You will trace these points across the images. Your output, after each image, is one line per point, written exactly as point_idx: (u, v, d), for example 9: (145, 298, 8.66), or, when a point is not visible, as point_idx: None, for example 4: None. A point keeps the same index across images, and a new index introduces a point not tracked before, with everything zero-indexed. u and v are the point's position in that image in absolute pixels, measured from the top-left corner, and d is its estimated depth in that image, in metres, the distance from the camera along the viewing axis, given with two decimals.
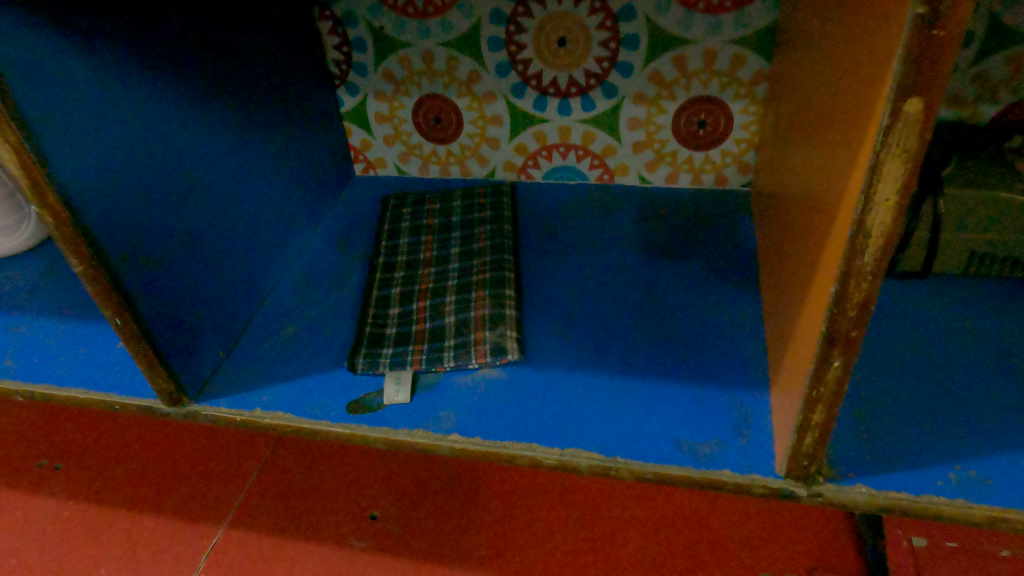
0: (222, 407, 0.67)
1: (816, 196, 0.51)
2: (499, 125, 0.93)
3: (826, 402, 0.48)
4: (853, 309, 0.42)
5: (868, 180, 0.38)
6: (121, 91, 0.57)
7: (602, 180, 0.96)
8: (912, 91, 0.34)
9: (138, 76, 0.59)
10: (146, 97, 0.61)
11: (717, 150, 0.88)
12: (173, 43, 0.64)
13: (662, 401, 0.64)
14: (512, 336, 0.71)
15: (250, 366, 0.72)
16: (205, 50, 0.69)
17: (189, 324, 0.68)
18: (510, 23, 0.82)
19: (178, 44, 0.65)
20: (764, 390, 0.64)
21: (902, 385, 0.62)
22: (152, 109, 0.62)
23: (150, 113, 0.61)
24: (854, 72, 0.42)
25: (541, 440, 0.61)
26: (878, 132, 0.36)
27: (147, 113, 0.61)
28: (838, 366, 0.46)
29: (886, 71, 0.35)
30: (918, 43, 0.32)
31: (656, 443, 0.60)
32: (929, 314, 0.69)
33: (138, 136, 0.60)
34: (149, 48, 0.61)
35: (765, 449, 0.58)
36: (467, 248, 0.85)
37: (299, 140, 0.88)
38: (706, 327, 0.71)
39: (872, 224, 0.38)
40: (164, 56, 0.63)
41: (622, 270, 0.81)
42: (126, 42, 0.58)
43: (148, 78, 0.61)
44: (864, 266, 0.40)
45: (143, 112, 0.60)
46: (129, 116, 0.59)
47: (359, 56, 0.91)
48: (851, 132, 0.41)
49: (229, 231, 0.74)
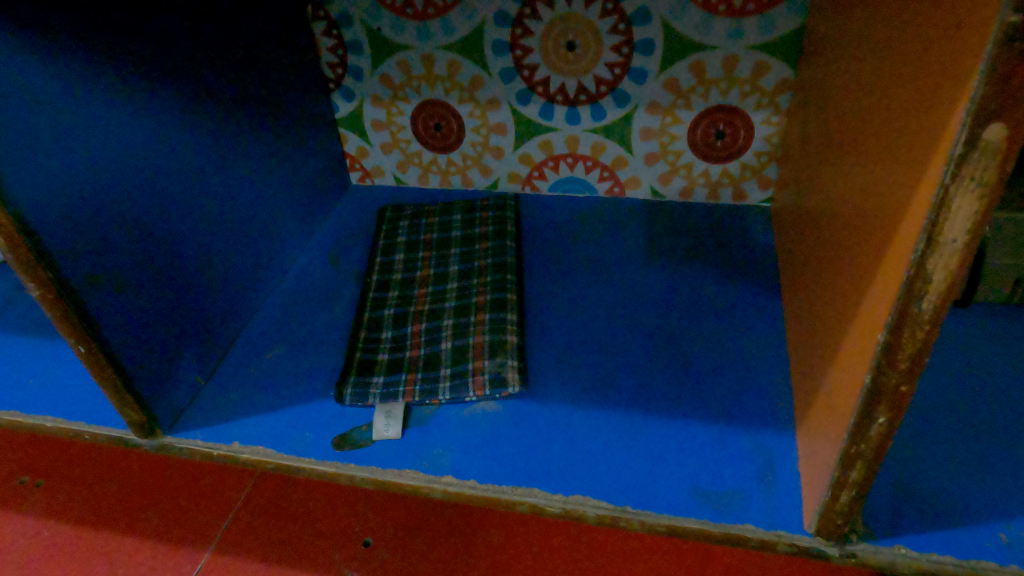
0: (197, 440, 0.62)
1: (857, 226, 0.46)
2: (503, 133, 0.87)
3: (867, 460, 0.42)
4: (904, 361, 0.37)
5: (931, 216, 0.32)
6: (86, 96, 0.52)
7: (611, 193, 0.90)
8: (994, 116, 0.28)
9: (106, 80, 0.54)
10: (115, 104, 0.55)
11: (735, 163, 0.82)
12: (147, 44, 0.59)
13: (677, 442, 0.58)
14: (513, 365, 0.65)
15: (231, 394, 0.67)
16: (184, 52, 0.64)
17: (164, 350, 0.63)
18: (516, 25, 0.77)
19: (153, 45, 0.59)
20: (789, 431, 0.58)
21: (943, 430, 0.56)
22: (123, 117, 0.56)
23: (120, 121, 0.56)
24: (914, 88, 0.36)
25: (543, 484, 0.55)
26: (947, 161, 0.30)
27: (117, 122, 0.56)
28: (883, 423, 0.40)
29: (958, 90, 0.30)
30: (1005, 58, 0.27)
31: (671, 491, 0.54)
32: (970, 347, 0.63)
33: (107, 148, 0.55)
34: (120, 50, 0.55)
35: (792, 502, 0.52)
36: (467, 266, 0.79)
37: (289, 148, 0.82)
38: (723, 358, 0.66)
39: (935, 267, 0.33)
40: (138, 58, 0.58)
41: (632, 292, 0.75)
42: (92, 42, 0.52)
43: (119, 83, 0.55)
44: (921, 314, 0.35)
45: (112, 120, 0.55)
46: (96, 125, 0.54)
47: (355, 59, 0.86)
48: (908, 157, 0.36)
49: (210, 247, 0.69)
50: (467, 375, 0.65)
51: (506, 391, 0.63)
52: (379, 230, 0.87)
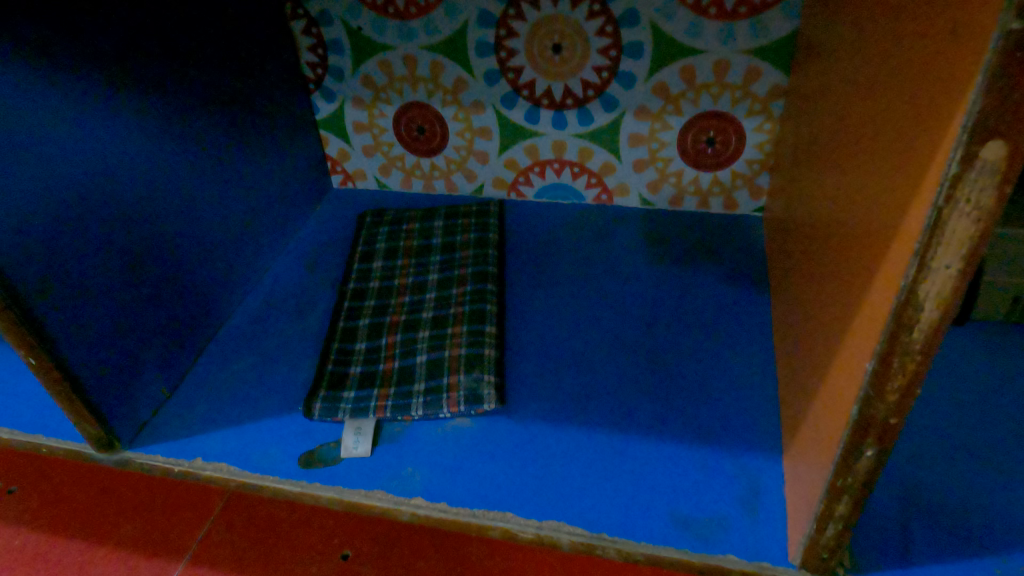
0: (158, 455, 0.59)
1: (848, 244, 0.43)
2: (488, 137, 0.84)
3: (853, 494, 0.40)
4: (894, 393, 0.34)
5: (923, 239, 0.29)
6: (42, 97, 0.49)
7: (599, 200, 0.88)
8: (994, 133, 0.25)
9: (64, 80, 0.51)
10: (76, 105, 0.53)
11: (726, 172, 0.80)
12: (111, 43, 0.56)
13: (657, 464, 0.56)
14: (490, 381, 0.63)
15: (196, 407, 0.64)
16: (152, 50, 0.61)
17: (124, 361, 0.60)
18: (500, 26, 0.74)
19: (117, 44, 0.57)
20: (776, 455, 0.55)
21: (937, 454, 0.54)
22: (84, 118, 0.54)
23: (81, 122, 0.53)
24: (910, 98, 0.33)
25: (517, 508, 0.53)
26: (941, 180, 0.28)
27: (77, 124, 0.53)
28: (871, 456, 0.37)
29: (955, 103, 0.27)
30: (1004, 71, 0.24)
31: (650, 517, 0.52)
32: (966, 366, 0.61)
33: (65, 151, 0.52)
34: (80, 48, 0.53)
35: (777, 531, 0.50)
36: (446, 276, 0.77)
37: (265, 151, 0.80)
38: (709, 375, 0.63)
39: (927, 294, 0.30)
40: (101, 58, 0.55)
41: (616, 304, 0.72)
42: (48, 40, 0.50)
43: (78, 83, 0.53)
44: (912, 344, 0.32)
45: (72, 122, 0.53)
46: (53, 127, 0.51)
47: (336, 59, 0.83)
48: (902, 172, 0.33)
49: (177, 253, 0.66)
50: (441, 390, 0.62)
51: (481, 408, 0.60)
52: (358, 236, 0.84)
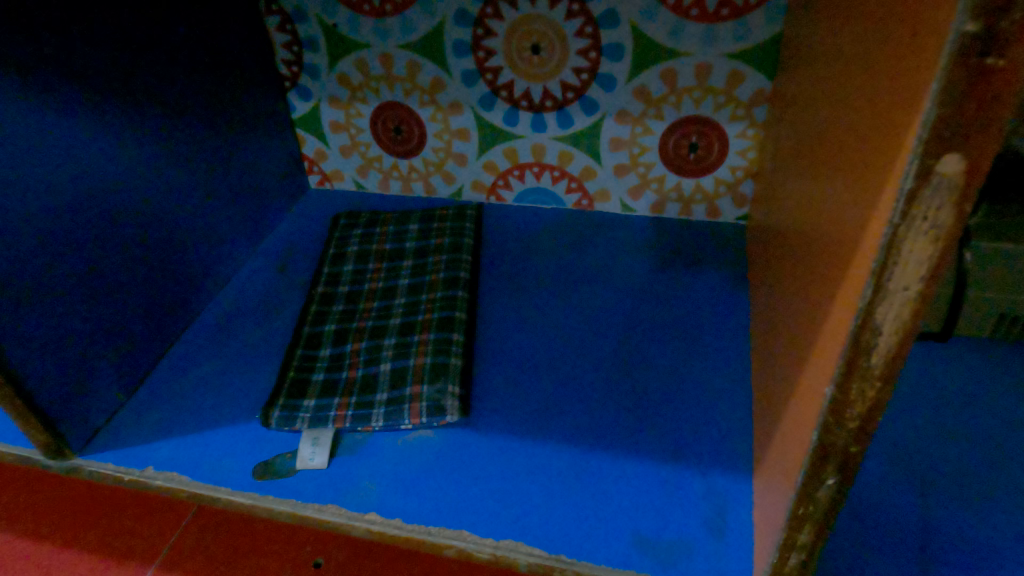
0: (109, 463, 0.57)
1: (816, 260, 0.41)
2: (466, 139, 0.82)
3: (816, 523, 0.37)
4: (853, 421, 0.32)
5: (879, 259, 0.27)
6: None
7: (580, 206, 0.86)
8: (950, 147, 0.23)
9: (16, 75, 0.49)
10: (29, 103, 0.51)
11: (709, 178, 0.77)
12: (71, 39, 0.54)
13: (622, 483, 0.53)
14: (454, 392, 0.61)
15: (152, 414, 0.62)
16: (114, 46, 0.59)
17: (77, 366, 0.58)
18: (477, 25, 0.72)
19: (76, 40, 0.55)
20: (745, 475, 0.53)
21: (911, 478, 0.52)
22: (38, 116, 0.52)
23: (34, 121, 0.52)
24: (874, 107, 0.31)
25: (474, 526, 0.51)
26: (897, 196, 0.26)
27: (30, 123, 0.51)
28: (833, 485, 0.35)
29: (913, 113, 0.25)
30: (961, 79, 0.22)
31: (611, 539, 0.49)
32: (944, 383, 0.59)
33: (16, 150, 0.50)
34: (35, 46, 0.51)
35: (743, 557, 0.47)
36: (416, 281, 0.75)
37: (237, 150, 0.78)
38: (680, 389, 0.61)
39: (885, 318, 0.28)
40: (57, 55, 0.53)
41: (591, 313, 0.70)
42: None
43: (31, 81, 0.51)
44: (872, 369, 0.30)
45: (24, 121, 0.51)
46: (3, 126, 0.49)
47: (311, 57, 0.81)
48: (864, 186, 0.31)
49: (137, 255, 0.64)
50: (404, 401, 0.60)
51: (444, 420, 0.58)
52: (331, 239, 0.82)
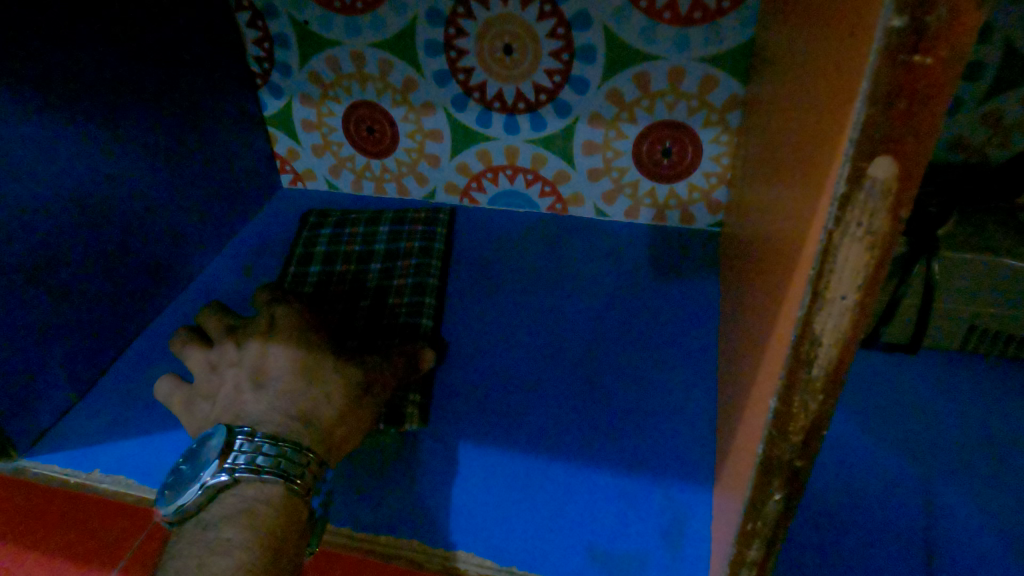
0: (55, 465, 0.57)
1: (773, 268, 0.40)
2: (439, 140, 0.81)
3: (764, 539, 0.36)
4: (797, 435, 0.31)
5: (817, 265, 0.26)
6: None
7: (553, 210, 0.85)
8: (881, 149, 0.22)
9: None
10: None
11: (683, 184, 0.76)
12: (29, 36, 0.52)
13: (580, 492, 0.52)
14: (414, 401, 0.59)
15: (103, 417, 0.61)
16: (78, 44, 0.58)
17: (25, 367, 0.56)
18: (448, 24, 0.71)
19: (37, 36, 0.53)
20: (707, 486, 0.52)
21: (875, 495, 0.51)
22: None
23: None
24: (823, 108, 0.30)
25: (426, 535, 0.50)
26: (832, 200, 0.24)
27: None
28: (780, 500, 0.34)
29: (849, 114, 0.24)
30: (890, 77, 0.21)
31: (564, 549, 0.48)
32: (912, 397, 0.59)
33: None
34: None
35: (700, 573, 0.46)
36: (382, 285, 0.73)
37: (206, 149, 0.77)
38: (644, 397, 0.60)
39: (824, 327, 0.27)
40: (17, 52, 0.52)
41: (558, 319, 0.69)
42: None
43: None
44: (813, 381, 0.29)
45: None
46: None
47: (282, 54, 0.79)
48: (811, 192, 0.30)
49: (96, 254, 0.63)
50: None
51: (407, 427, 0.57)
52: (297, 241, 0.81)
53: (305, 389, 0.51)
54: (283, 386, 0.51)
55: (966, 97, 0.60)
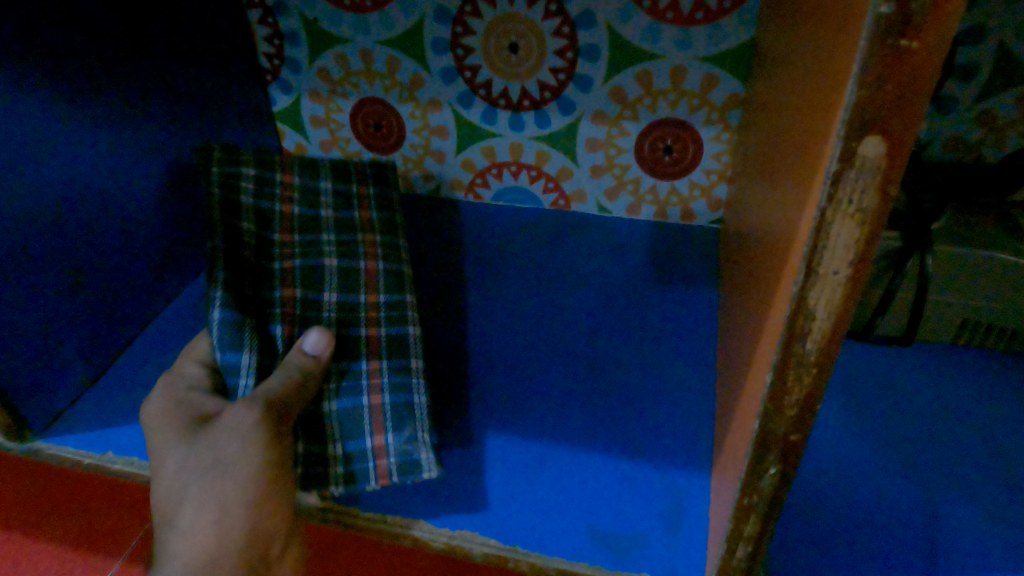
0: (69, 448, 0.58)
1: (771, 254, 0.41)
2: (445, 136, 0.83)
3: (761, 514, 0.38)
4: (792, 408, 0.32)
5: (812, 243, 0.28)
6: None
7: (556, 206, 0.86)
8: (871, 129, 0.23)
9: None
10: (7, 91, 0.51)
11: (684, 181, 0.78)
12: (55, 28, 0.54)
13: (581, 475, 0.54)
14: (426, 442, 0.53)
15: (114, 401, 0.62)
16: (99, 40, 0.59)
17: (42, 349, 0.58)
18: (456, 23, 0.73)
19: (62, 29, 0.55)
20: (704, 470, 0.53)
21: (866, 481, 0.53)
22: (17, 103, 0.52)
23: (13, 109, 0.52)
24: (819, 98, 0.32)
25: (430, 514, 0.51)
26: (826, 179, 0.26)
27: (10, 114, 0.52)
28: (775, 474, 0.35)
29: (841, 99, 0.25)
30: (880, 61, 0.22)
31: (567, 531, 0.50)
32: (906, 388, 0.60)
33: None
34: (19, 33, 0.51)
35: (697, 553, 0.48)
36: (347, 264, 0.69)
37: (218, 142, 0.78)
38: (645, 386, 0.61)
39: (817, 302, 0.28)
40: (42, 44, 0.53)
41: (560, 311, 0.71)
42: None
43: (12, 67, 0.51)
44: (806, 355, 0.30)
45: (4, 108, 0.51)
46: None
47: (292, 50, 0.81)
48: (807, 177, 0.32)
49: (110, 243, 0.64)
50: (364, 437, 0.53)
51: (406, 398, 0.56)
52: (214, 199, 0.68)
53: (198, 462, 0.43)
54: (180, 463, 0.44)
55: (960, 97, 0.62)
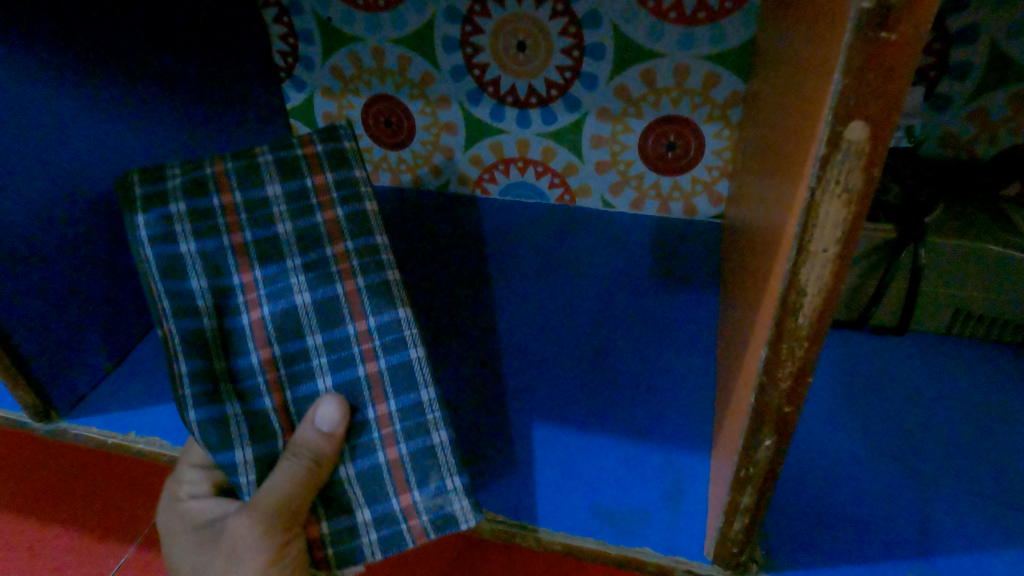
0: (94, 427, 0.61)
1: (767, 241, 0.44)
2: (453, 132, 0.85)
3: (757, 486, 0.40)
4: (785, 380, 0.34)
5: (802, 222, 0.30)
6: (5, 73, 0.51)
7: (562, 201, 0.89)
8: (855, 115, 0.26)
9: (33, 55, 0.53)
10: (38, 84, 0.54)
11: (686, 177, 0.80)
12: (85, 25, 0.57)
13: (585, 457, 0.56)
14: (457, 495, 0.49)
15: (135, 385, 0.65)
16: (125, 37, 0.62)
17: (68, 333, 0.60)
18: (466, 22, 0.75)
19: (91, 26, 0.58)
20: (704, 452, 0.55)
21: (860, 464, 0.55)
22: (48, 97, 0.55)
23: (43, 102, 0.54)
24: (810, 89, 0.34)
25: None
26: (815, 162, 0.28)
27: (40, 106, 0.54)
28: (770, 446, 0.37)
29: (828, 88, 0.28)
30: (862, 51, 0.24)
31: (573, 508, 0.52)
32: (900, 376, 0.62)
33: (24, 125, 0.53)
34: (51, 29, 0.54)
35: (697, 529, 0.50)
36: (287, 156, 0.61)
37: (234, 137, 0.81)
38: (647, 373, 0.64)
39: (807, 278, 0.30)
40: (72, 40, 0.56)
41: (565, 302, 0.73)
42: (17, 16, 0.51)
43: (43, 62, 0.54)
44: (799, 329, 0.32)
45: (35, 100, 0.54)
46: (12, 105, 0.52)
47: (306, 49, 0.83)
48: (799, 164, 0.34)
49: None
50: (364, 408, 0.50)
51: (395, 316, 0.54)
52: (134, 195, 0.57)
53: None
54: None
55: (954, 95, 0.64)
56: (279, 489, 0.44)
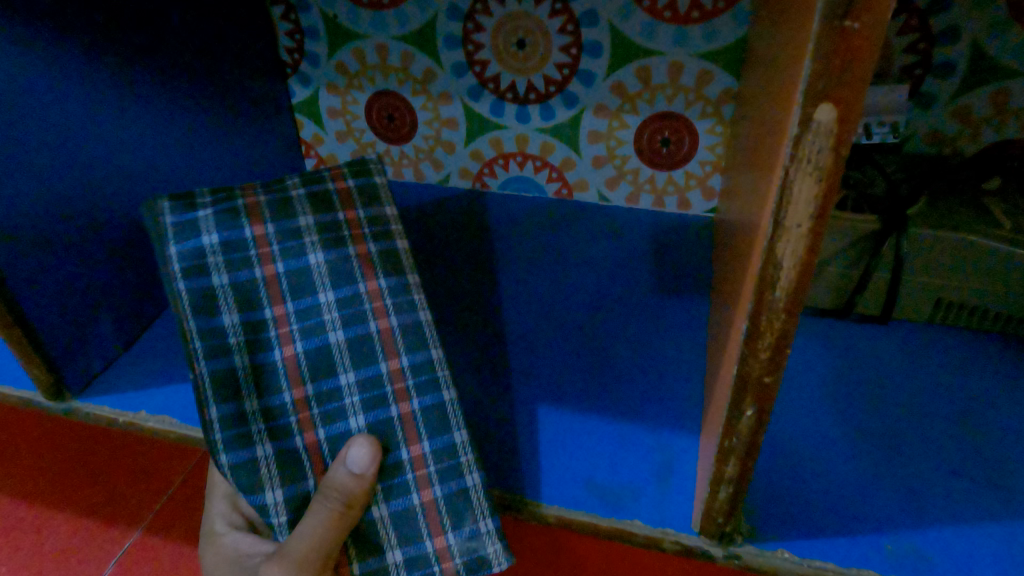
0: (105, 406, 0.63)
1: (753, 226, 0.46)
2: (455, 128, 0.88)
3: (740, 455, 0.42)
4: (765, 350, 0.36)
5: (778, 199, 0.32)
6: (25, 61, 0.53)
7: (559, 195, 0.91)
8: (825, 96, 0.28)
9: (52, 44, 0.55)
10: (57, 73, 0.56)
11: (680, 172, 0.82)
12: (103, 16, 0.59)
13: (579, 437, 0.58)
14: (490, 536, 0.49)
15: (145, 366, 0.67)
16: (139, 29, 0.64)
17: (81, 314, 0.63)
18: (467, 20, 0.77)
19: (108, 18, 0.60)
20: (693, 433, 0.58)
21: (844, 444, 0.57)
22: (66, 85, 0.57)
23: (60, 90, 0.57)
24: (790, 79, 0.36)
25: None
26: (789, 142, 0.30)
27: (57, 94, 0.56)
28: (751, 416, 0.39)
29: (801, 72, 0.30)
30: (827, 36, 0.27)
31: (567, 484, 0.54)
32: (884, 363, 0.64)
33: (42, 111, 0.55)
34: (70, 20, 0.56)
35: (684, 504, 0.52)
36: (319, 189, 0.62)
37: (242, 129, 0.83)
38: (641, 359, 0.66)
39: (784, 252, 0.33)
40: (90, 31, 0.58)
41: (562, 292, 0.75)
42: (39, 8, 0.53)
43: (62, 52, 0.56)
44: (776, 301, 0.34)
45: (53, 88, 0.56)
46: (32, 91, 0.54)
47: (312, 45, 0.86)
48: (778, 148, 0.36)
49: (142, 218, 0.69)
50: (398, 450, 0.50)
51: (427, 357, 0.54)
52: (163, 222, 0.56)
53: None
54: None
55: (939, 94, 0.67)
56: (314, 533, 0.45)
